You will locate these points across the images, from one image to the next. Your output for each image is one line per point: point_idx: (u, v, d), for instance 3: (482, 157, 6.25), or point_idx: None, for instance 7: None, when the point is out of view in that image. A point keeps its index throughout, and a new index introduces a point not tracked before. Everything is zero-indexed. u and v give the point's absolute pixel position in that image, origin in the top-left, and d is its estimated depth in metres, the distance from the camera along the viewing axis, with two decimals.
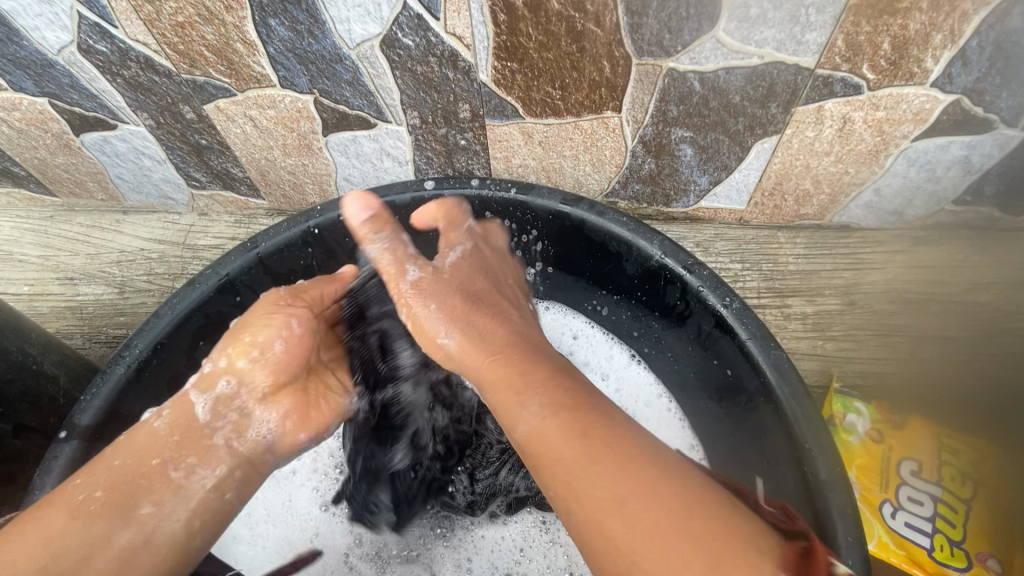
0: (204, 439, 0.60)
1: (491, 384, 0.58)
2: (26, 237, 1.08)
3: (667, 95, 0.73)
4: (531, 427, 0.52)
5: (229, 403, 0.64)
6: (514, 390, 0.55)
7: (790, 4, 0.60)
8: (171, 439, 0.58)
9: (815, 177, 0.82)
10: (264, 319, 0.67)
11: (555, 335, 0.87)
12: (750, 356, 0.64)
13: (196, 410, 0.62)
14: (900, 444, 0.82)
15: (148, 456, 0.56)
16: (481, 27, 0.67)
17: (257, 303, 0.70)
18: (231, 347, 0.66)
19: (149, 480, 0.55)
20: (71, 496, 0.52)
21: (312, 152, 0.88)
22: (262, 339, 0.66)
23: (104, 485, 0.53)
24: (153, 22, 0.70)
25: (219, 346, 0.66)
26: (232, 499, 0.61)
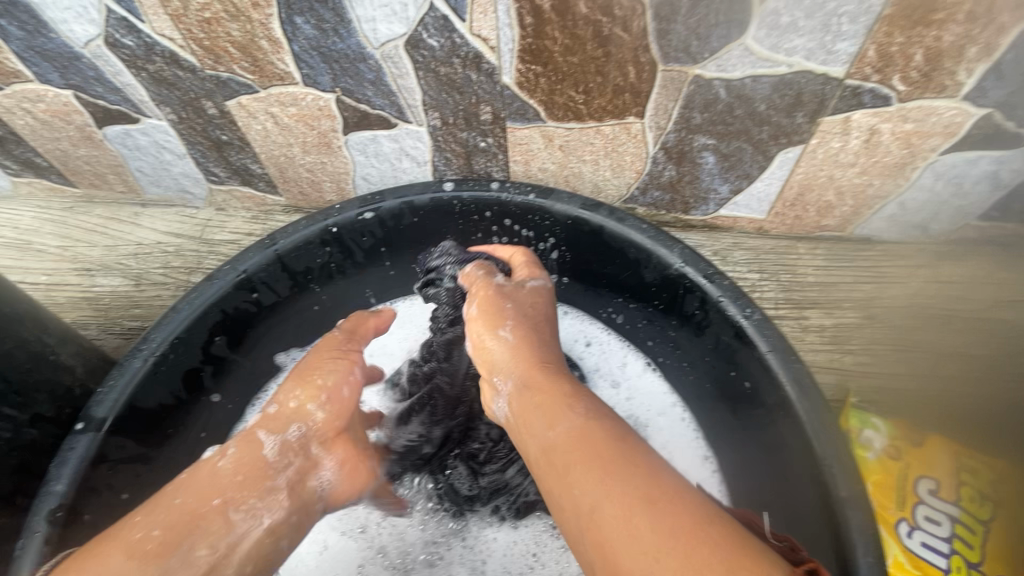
0: (267, 480, 0.60)
1: (534, 386, 0.59)
2: (45, 227, 1.09)
3: (691, 102, 0.72)
4: (572, 428, 0.52)
5: (295, 449, 0.63)
6: (561, 398, 0.56)
7: (822, 13, 0.60)
8: (234, 479, 0.58)
9: (838, 189, 0.81)
10: (331, 363, 0.67)
11: (569, 339, 0.85)
12: (770, 369, 0.63)
13: (262, 452, 0.61)
14: (918, 462, 0.81)
15: (210, 495, 0.56)
16: (507, 29, 0.66)
17: (318, 344, 0.70)
18: (298, 390, 0.66)
19: (208, 519, 0.55)
20: (130, 532, 0.52)
21: (332, 150, 0.88)
22: (329, 382, 0.66)
23: (162, 524, 0.53)
24: (180, 17, 0.70)
25: (284, 390, 0.66)
26: (284, 544, 0.60)
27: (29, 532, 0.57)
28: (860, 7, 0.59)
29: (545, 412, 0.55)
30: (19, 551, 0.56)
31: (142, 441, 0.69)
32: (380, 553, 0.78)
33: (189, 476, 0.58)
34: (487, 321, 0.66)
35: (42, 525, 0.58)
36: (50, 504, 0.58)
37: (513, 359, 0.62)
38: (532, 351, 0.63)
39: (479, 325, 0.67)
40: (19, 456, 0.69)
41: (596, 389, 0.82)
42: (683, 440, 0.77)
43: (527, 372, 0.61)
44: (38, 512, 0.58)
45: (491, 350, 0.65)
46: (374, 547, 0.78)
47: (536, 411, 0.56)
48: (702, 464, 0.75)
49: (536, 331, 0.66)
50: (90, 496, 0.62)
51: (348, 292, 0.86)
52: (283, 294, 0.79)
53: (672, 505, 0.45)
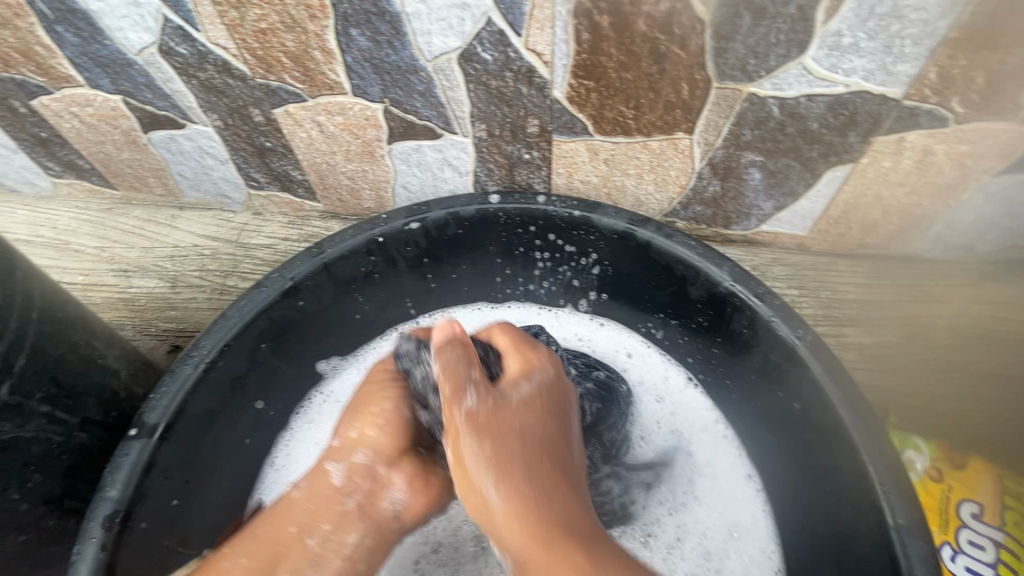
0: (337, 505, 0.65)
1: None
2: (83, 228, 1.10)
3: (743, 119, 0.72)
4: None
5: (363, 473, 0.66)
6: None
7: (885, 34, 0.60)
8: (308, 504, 0.64)
9: (885, 208, 0.81)
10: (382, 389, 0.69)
11: (608, 351, 0.86)
12: (822, 391, 0.63)
13: (331, 480, 0.66)
14: (961, 484, 0.79)
15: (286, 524, 0.63)
16: (562, 45, 0.67)
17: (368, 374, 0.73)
18: (355, 419, 0.68)
19: (286, 548, 0.62)
20: (219, 564, 0.61)
21: (374, 159, 0.89)
22: (381, 409, 0.68)
23: (245, 553, 0.61)
24: (236, 27, 0.71)
25: (343, 421, 0.69)
26: (363, 566, 0.64)
27: (87, 538, 0.57)
28: (925, 29, 0.59)
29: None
30: (76, 556, 0.56)
31: (191, 448, 0.68)
32: (432, 549, 0.78)
33: (270, 509, 0.65)
34: (470, 466, 0.55)
35: (98, 530, 0.58)
36: (105, 510, 0.58)
37: (508, 524, 0.53)
38: (528, 501, 0.53)
39: (463, 475, 0.56)
40: (69, 459, 0.69)
41: (641, 403, 0.82)
42: (728, 457, 0.78)
43: (528, 553, 0.52)
44: (95, 518, 0.58)
45: (480, 505, 0.56)
46: (428, 542, 0.78)
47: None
48: (746, 482, 0.76)
49: (529, 466, 0.55)
50: (143, 501, 0.62)
51: (389, 301, 0.86)
52: (327, 303, 0.80)
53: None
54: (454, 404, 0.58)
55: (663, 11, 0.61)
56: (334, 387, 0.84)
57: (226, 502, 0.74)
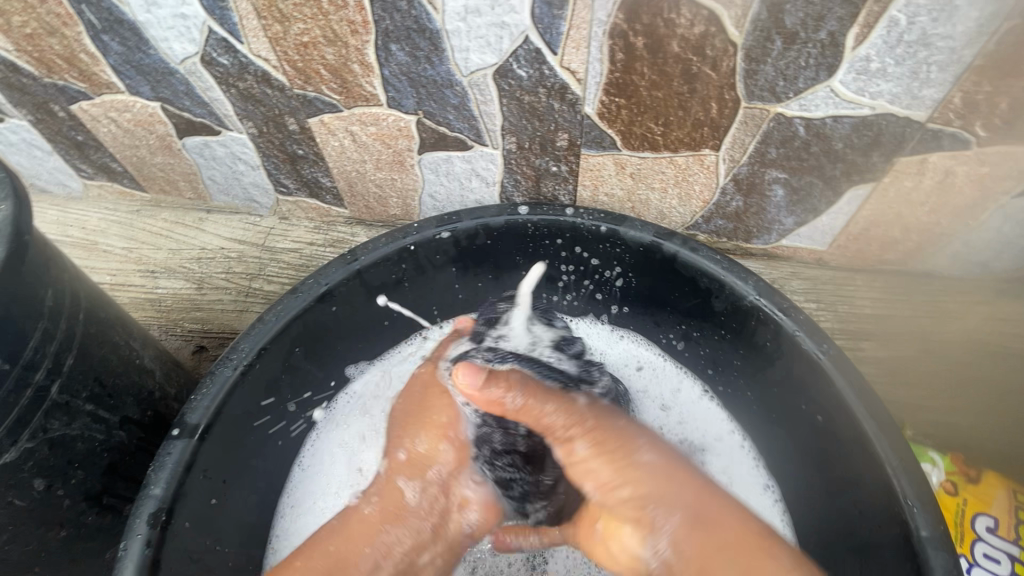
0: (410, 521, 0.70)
1: (710, 524, 0.59)
2: (112, 228, 1.12)
3: (769, 137, 0.74)
4: None
5: (432, 487, 0.73)
6: (755, 557, 0.56)
7: (913, 60, 0.61)
8: (381, 523, 0.69)
9: (904, 225, 0.82)
10: (441, 403, 0.77)
11: (620, 364, 0.88)
12: (846, 404, 0.65)
13: (405, 497, 0.71)
14: (976, 499, 0.81)
15: (359, 543, 0.67)
16: (596, 64, 0.69)
17: (422, 387, 0.80)
18: (421, 433, 0.75)
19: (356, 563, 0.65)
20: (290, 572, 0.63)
21: (404, 168, 0.91)
22: (445, 421, 0.76)
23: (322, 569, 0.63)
24: (278, 40, 0.73)
25: (409, 435, 0.76)
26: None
27: (132, 534, 0.59)
28: (952, 56, 0.60)
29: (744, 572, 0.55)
30: (123, 553, 0.59)
31: (228, 448, 0.70)
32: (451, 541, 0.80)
33: (342, 523, 0.68)
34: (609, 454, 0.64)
35: (143, 527, 0.60)
36: (149, 507, 0.61)
37: (654, 485, 0.62)
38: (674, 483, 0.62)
39: (609, 452, 0.64)
40: (109, 457, 0.71)
41: (644, 412, 0.84)
42: (745, 467, 0.80)
43: (693, 505, 0.61)
44: (140, 516, 0.60)
45: (624, 475, 0.63)
46: None
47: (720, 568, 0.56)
48: (763, 492, 0.78)
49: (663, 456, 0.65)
50: (184, 500, 0.64)
51: (416, 306, 0.88)
52: (358, 309, 0.82)
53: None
54: (573, 407, 0.65)
55: (697, 33, 0.63)
56: (360, 391, 0.88)
57: (257, 500, 0.77)
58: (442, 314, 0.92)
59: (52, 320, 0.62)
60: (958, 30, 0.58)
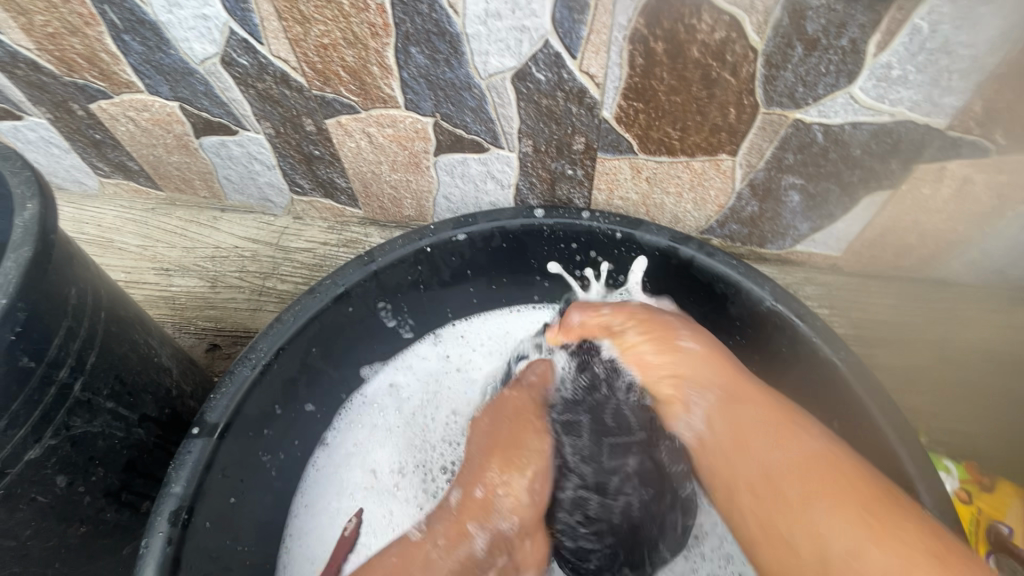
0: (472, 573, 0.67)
1: (739, 399, 0.66)
2: (127, 226, 1.13)
3: (787, 143, 0.74)
4: (802, 452, 0.61)
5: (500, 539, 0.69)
6: (776, 426, 0.63)
7: (934, 68, 0.61)
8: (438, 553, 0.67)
9: (920, 232, 0.82)
10: (530, 446, 0.74)
11: None
12: (865, 411, 0.65)
13: (473, 548, 0.68)
14: (991, 508, 0.81)
15: None
16: (615, 68, 0.69)
17: (512, 420, 0.76)
18: (502, 474, 0.72)
19: None
20: None
21: (419, 169, 0.91)
22: (526, 463, 0.73)
23: None
24: (298, 42, 0.74)
25: (491, 472, 0.72)
26: None
27: (153, 531, 0.60)
28: (973, 64, 0.60)
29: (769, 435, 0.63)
30: (145, 549, 0.60)
31: (245, 447, 0.71)
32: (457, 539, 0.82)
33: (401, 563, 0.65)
34: (654, 338, 0.73)
35: (163, 525, 0.61)
36: (170, 505, 0.62)
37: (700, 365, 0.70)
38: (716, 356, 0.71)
39: (656, 336, 0.73)
40: (127, 455, 0.72)
41: None
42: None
43: (724, 382, 0.68)
44: (160, 513, 0.61)
45: (668, 356, 0.72)
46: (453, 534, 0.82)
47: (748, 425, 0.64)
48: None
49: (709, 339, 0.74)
50: (204, 498, 0.65)
51: (430, 307, 0.89)
52: (374, 310, 0.82)
53: (894, 522, 0.55)
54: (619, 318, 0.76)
55: (718, 39, 0.63)
56: (374, 391, 0.88)
57: (273, 499, 0.77)
58: (456, 315, 0.92)
59: (76, 318, 0.63)
60: (981, 38, 0.58)
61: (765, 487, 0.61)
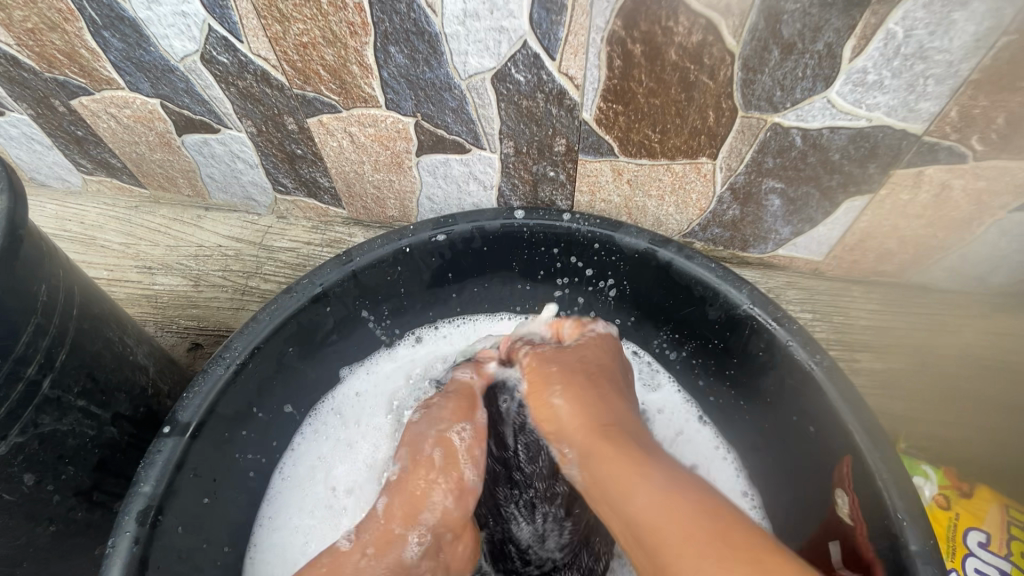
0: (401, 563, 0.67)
1: (602, 455, 0.64)
2: (110, 224, 1.12)
3: (766, 147, 0.74)
4: (646, 496, 0.58)
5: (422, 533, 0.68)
6: (627, 461, 0.61)
7: (909, 73, 0.61)
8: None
9: (900, 237, 0.82)
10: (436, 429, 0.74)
11: None
12: (840, 416, 0.65)
13: (401, 543, 0.67)
14: (968, 512, 0.80)
15: None
16: (594, 70, 0.69)
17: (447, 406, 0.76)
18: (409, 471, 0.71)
19: None
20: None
21: (402, 170, 0.91)
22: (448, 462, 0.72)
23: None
24: (278, 40, 0.73)
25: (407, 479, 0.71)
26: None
27: (119, 532, 0.59)
28: (948, 70, 0.61)
29: (617, 478, 0.61)
30: (110, 550, 0.59)
31: (219, 446, 0.70)
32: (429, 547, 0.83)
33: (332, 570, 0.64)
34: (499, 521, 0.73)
35: (130, 525, 0.60)
36: (138, 505, 0.61)
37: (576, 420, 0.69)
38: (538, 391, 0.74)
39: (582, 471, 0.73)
40: (100, 453, 0.71)
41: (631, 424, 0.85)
42: (729, 477, 0.81)
43: (587, 439, 0.66)
44: (127, 513, 0.60)
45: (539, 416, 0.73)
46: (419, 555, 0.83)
47: (608, 481, 0.62)
48: (741, 498, 0.80)
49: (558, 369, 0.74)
50: (173, 499, 0.64)
51: (410, 308, 0.88)
52: (352, 310, 0.82)
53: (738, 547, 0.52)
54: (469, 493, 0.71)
55: (695, 42, 0.63)
56: (348, 392, 0.87)
57: (248, 499, 0.77)
58: (436, 316, 0.91)
59: (46, 315, 0.63)
60: (955, 44, 0.58)
61: (635, 519, 0.58)
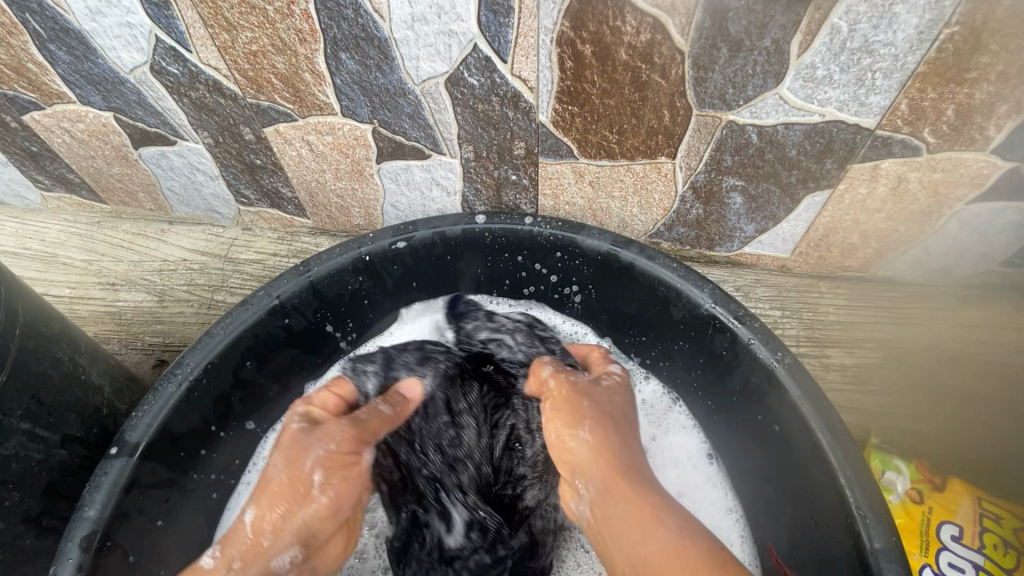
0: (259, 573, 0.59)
1: (616, 495, 0.61)
2: (71, 240, 1.09)
3: (723, 145, 0.73)
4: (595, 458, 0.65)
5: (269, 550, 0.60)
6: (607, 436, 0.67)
7: (857, 68, 0.61)
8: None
9: (863, 232, 0.82)
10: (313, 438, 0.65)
11: None
12: (802, 413, 0.64)
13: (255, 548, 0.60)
14: (941, 506, 0.78)
15: None
16: (547, 72, 0.68)
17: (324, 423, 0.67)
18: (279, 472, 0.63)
19: None
20: None
21: (364, 178, 0.90)
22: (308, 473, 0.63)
23: None
24: (227, 49, 0.72)
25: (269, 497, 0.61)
26: None
27: (61, 560, 0.57)
28: (895, 63, 0.60)
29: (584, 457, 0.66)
30: None
31: (171, 465, 0.68)
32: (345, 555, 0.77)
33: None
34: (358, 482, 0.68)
35: (73, 553, 0.58)
36: (82, 531, 0.59)
37: (598, 463, 0.65)
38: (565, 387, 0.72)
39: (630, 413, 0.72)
40: (48, 478, 0.69)
41: None
42: (711, 488, 0.79)
43: (608, 478, 0.63)
44: (71, 540, 0.58)
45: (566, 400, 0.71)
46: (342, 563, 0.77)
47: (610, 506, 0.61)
48: (726, 515, 0.76)
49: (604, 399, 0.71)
50: (121, 522, 0.62)
51: (372, 318, 0.87)
52: (313, 320, 0.80)
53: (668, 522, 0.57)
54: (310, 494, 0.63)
55: (643, 41, 0.63)
56: None
57: (206, 518, 0.75)
58: (396, 324, 0.90)
59: None
60: (899, 37, 0.58)
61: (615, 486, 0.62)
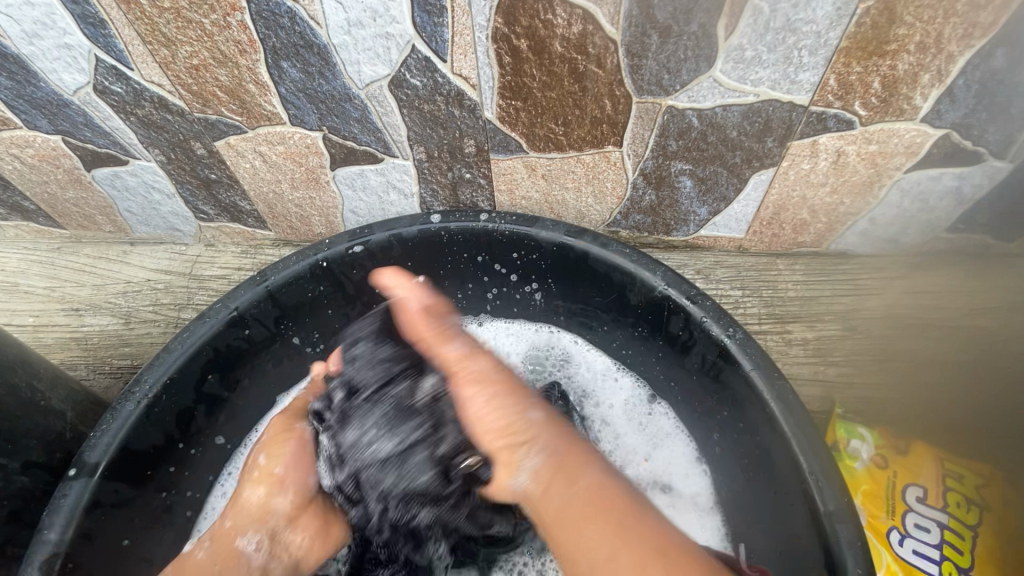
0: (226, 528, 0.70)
1: (571, 507, 0.59)
2: (32, 268, 1.08)
3: (666, 130, 0.75)
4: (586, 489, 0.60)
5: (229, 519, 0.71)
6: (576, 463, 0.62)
7: (783, 46, 0.63)
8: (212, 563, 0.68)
9: (811, 207, 0.84)
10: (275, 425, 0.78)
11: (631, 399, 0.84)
12: (755, 387, 0.65)
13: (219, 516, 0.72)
14: (904, 470, 0.79)
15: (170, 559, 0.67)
16: (486, 69, 0.69)
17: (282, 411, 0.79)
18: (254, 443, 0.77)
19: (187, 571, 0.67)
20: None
21: (320, 186, 0.90)
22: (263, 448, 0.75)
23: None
24: (168, 65, 0.72)
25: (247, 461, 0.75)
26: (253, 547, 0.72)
27: None
28: (818, 40, 0.62)
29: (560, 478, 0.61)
30: None
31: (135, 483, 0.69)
32: None
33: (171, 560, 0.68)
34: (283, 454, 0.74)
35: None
36: (43, 552, 0.59)
37: (546, 475, 0.61)
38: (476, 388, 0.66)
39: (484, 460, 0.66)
40: (10, 506, 0.68)
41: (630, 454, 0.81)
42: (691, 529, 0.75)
43: (552, 478, 0.61)
44: (34, 561, 0.59)
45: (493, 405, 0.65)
46: None
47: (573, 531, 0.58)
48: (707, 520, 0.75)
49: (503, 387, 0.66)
50: (84, 544, 0.63)
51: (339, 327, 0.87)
52: (274, 330, 0.80)
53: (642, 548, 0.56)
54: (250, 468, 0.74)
55: (576, 32, 0.64)
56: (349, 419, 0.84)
57: (175, 536, 0.75)
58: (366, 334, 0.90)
59: None
60: (819, 14, 0.60)
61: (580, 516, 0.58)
